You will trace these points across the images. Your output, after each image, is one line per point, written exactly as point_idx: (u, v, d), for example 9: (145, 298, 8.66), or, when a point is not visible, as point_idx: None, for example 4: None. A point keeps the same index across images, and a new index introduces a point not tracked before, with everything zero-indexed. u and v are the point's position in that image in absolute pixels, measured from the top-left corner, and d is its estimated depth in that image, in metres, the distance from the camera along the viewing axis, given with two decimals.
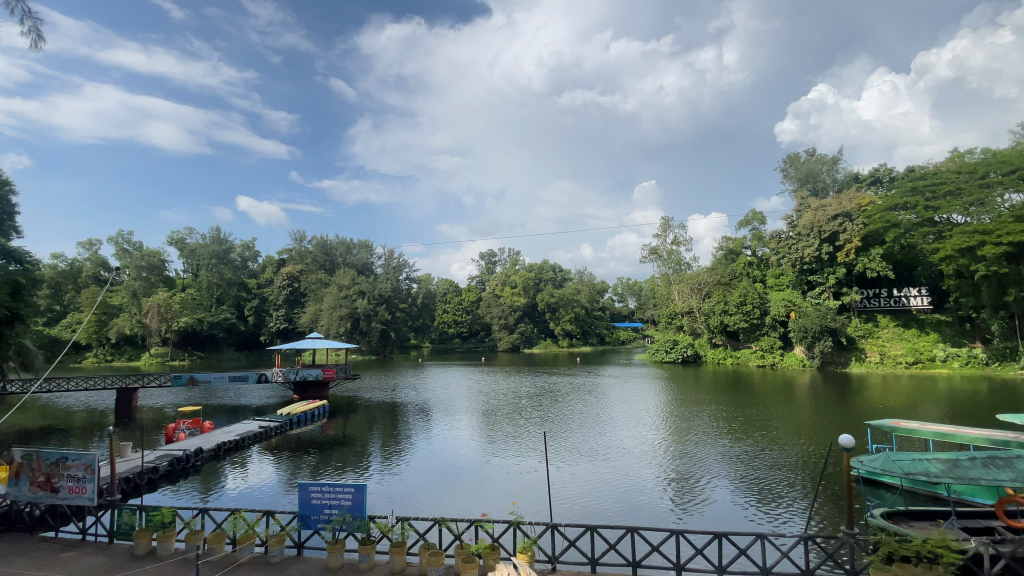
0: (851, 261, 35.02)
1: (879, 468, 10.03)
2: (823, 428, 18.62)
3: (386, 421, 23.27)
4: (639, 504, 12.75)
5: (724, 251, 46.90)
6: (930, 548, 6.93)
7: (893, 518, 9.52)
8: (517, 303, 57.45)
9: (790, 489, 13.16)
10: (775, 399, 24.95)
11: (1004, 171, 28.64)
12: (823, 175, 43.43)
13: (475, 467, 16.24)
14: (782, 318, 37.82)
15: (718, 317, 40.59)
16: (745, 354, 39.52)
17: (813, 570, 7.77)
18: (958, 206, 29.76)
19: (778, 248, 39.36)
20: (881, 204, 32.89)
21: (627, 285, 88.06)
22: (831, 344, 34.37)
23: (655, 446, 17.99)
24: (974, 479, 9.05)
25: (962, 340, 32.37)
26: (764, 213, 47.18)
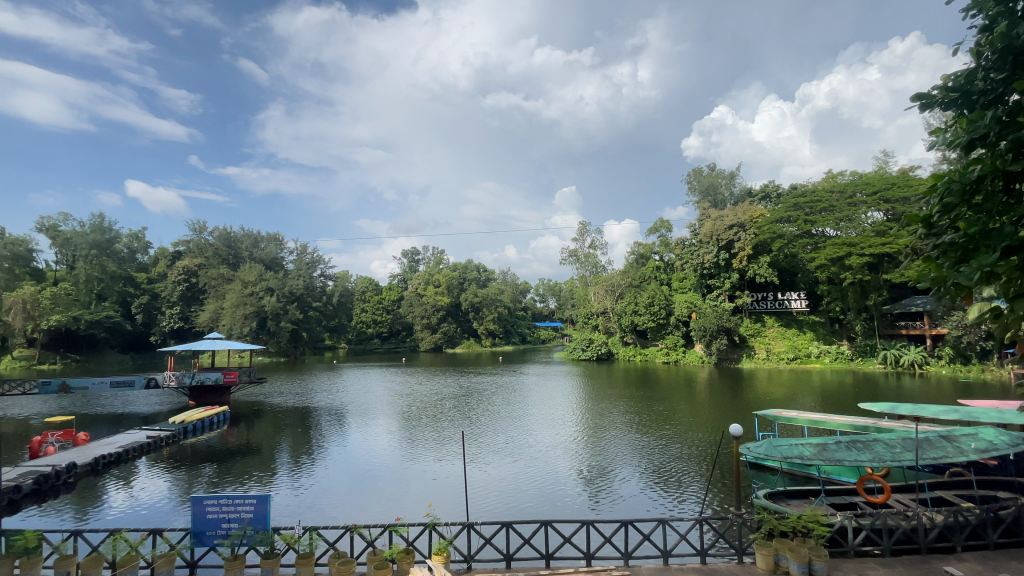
0: (743, 267, 38.53)
1: (763, 453, 11.05)
2: (718, 419, 20.34)
3: (296, 426, 21.95)
4: (555, 498, 13.24)
5: (635, 256, 49.73)
6: (804, 523, 7.81)
7: (774, 498, 10.60)
8: (439, 303, 56.73)
9: (690, 476, 14.24)
10: (679, 393, 26.81)
11: (867, 192, 33.13)
12: (721, 188, 47.51)
13: (392, 471, 15.88)
14: (684, 318, 40.63)
15: (629, 317, 43.19)
16: (652, 352, 42.31)
17: (708, 550, 8.43)
18: (831, 221, 33.57)
19: (683, 254, 42.45)
20: (769, 216, 36.60)
21: (549, 286, 90.35)
22: (726, 342, 37.76)
23: (572, 442, 18.65)
24: (839, 461, 10.36)
25: (833, 338, 36.91)
26: (671, 221, 50.70)
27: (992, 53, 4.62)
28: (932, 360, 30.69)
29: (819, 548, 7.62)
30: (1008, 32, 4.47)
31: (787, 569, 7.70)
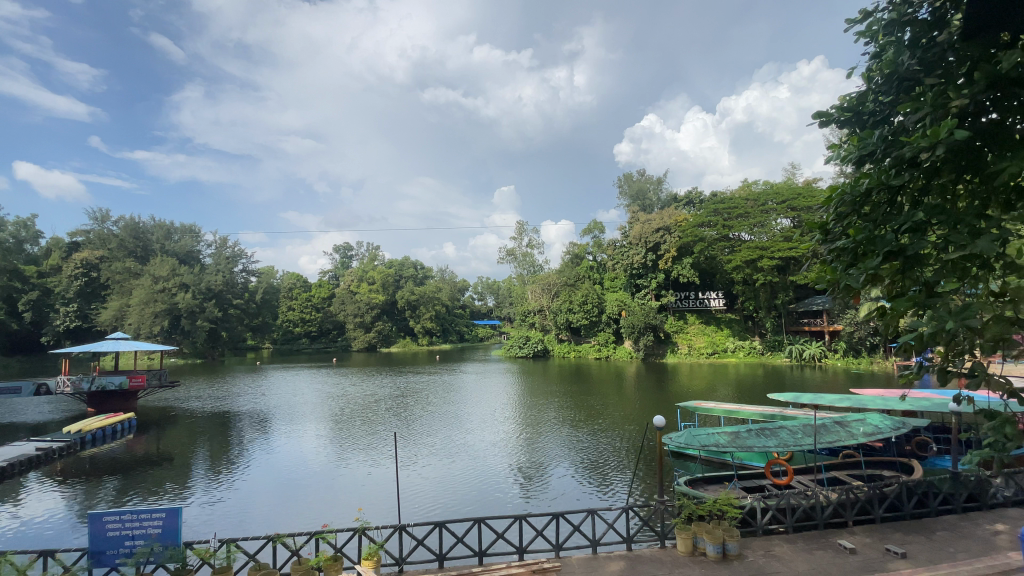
0: (668, 268, 40.73)
1: (684, 442, 11.74)
2: (644, 412, 21.42)
3: (214, 432, 20.52)
4: (489, 495, 13.38)
5: (570, 255, 50.96)
6: (719, 507, 8.40)
7: (694, 484, 11.32)
8: (373, 301, 55.01)
9: (617, 467, 14.88)
10: (610, 388, 27.87)
11: (777, 201, 36.12)
12: (650, 193, 49.92)
13: (321, 477, 15.32)
14: (615, 316, 42.30)
15: (564, 314, 44.32)
16: (585, 348, 43.76)
17: (633, 537, 8.85)
18: (746, 226, 36.38)
19: (614, 255, 44.20)
20: (692, 221, 38.92)
21: (487, 284, 90.39)
22: (652, 338, 39.79)
23: (507, 439, 18.83)
24: (750, 447, 11.24)
25: (746, 334, 40.01)
26: (603, 223, 52.56)
27: (880, 78, 5.19)
28: (830, 353, 33.95)
29: (732, 530, 8.22)
30: (893, 63, 5.06)
31: (704, 550, 8.24)
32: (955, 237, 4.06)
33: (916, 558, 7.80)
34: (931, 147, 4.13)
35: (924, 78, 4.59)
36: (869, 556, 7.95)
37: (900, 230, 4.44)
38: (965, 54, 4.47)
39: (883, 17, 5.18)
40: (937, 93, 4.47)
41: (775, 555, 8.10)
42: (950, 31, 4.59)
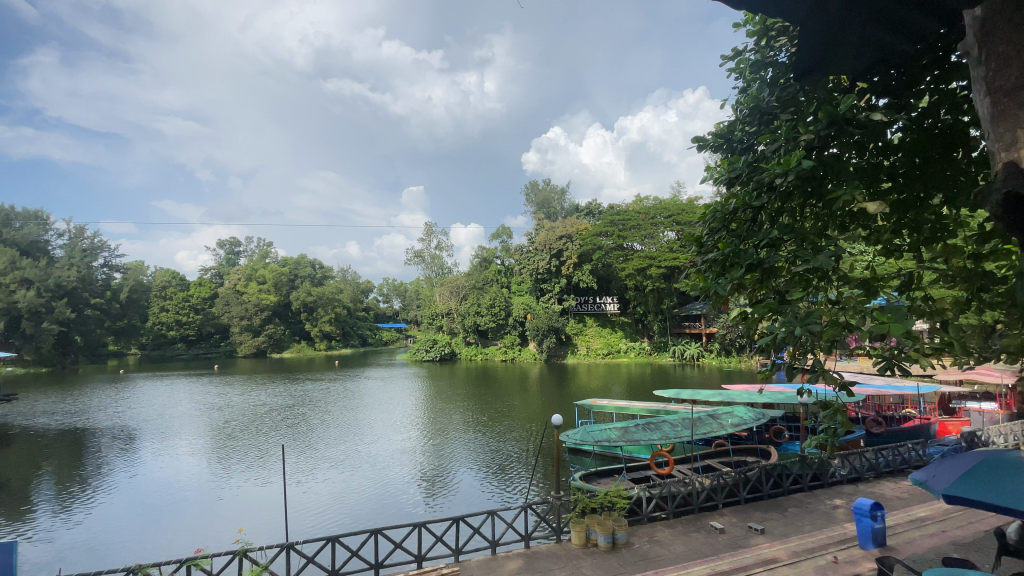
0: (570, 273, 42.66)
1: (579, 439, 12.36)
2: (545, 411, 22.19)
3: (63, 452, 17.68)
4: (389, 504, 13.04)
5: (479, 259, 51.16)
6: (610, 499, 8.95)
7: (587, 479, 11.95)
8: (264, 302, 50.78)
9: (519, 467, 15.23)
10: (514, 390, 28.49)
11: (665, 215, 39.46)
12: (554, 202, 51.87)
13: (199, 497, 13.90)
14: (521, 319, 43.32)
15: (471, 317, 44.36)
16: (491, 351, 44.18)
17: (531, 534, 9.04)
18: (638, 237, 39.38)
19: (521, 259, 45.31)
20: (591, 230, 41.46)
21: (393, 285, 87.60)
22: (555, 340, 41.37)
23: (410, 446, 18.44)
24: (637, 441, 12.12)
25: (637, 336, 43.19)
26: (510, 228, 53.63)
27: (746, 111, 5.90)
28: (706, 353, 37.82)
29: (621, 519, 8.79)
30: (757, 98, 5.78)
31: (596, 541, 8.73)
32: (802, 253, 4.69)
33: (773, 533, 8.91)
34: (784, 174, 4.75)
35: (780, 114, 5.28)
36: (735, 534, 8.95)
37: (759, 245, 5.05)
38: (811, 97, 5.23)
39: (750, 56, 5.91)
40: (790, 128, 5.17)
41: (657, 540, 8.81)
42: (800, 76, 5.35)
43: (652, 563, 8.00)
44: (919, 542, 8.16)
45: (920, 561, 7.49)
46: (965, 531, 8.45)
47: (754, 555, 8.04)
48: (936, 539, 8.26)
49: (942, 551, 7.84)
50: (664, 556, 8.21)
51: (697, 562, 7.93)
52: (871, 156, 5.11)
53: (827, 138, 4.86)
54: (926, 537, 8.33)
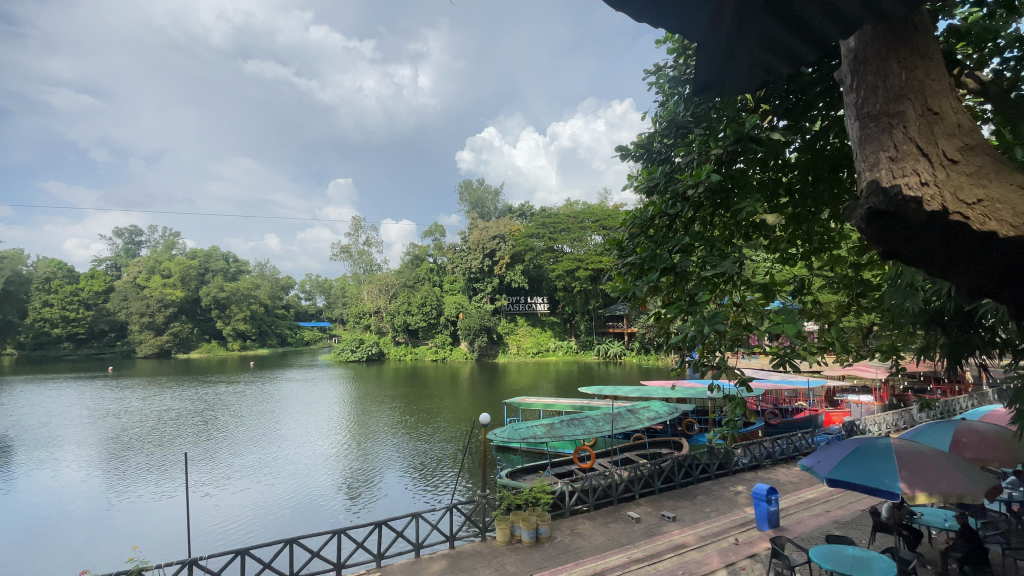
0: (503, 273, 42.97)
1: (506, 437, 12.46)
2: (474, 411, 22.16)
3: None
4: (310, 512, 12.46)
5: (410, 256, 50.04)
6: (534, 494, 9.13)
7: (513, 476, 12.08)
8: (170, 297, 46.34)
9: (447, 467, 15.10)
10: (443, 390, 28.21)
11: (593, 220, 41.06)
12: (488, 202, 52.03)
13: (89, 513, 12.48)
14: (453, 318, 42.89)
15: (401, 316, 43.29)
16: (422, 350, 43.35)
17: (456, 535, 8.95)
18: (567, 240, 40.72)
19: (454, 258, 44.84)
20: (524, 231, 42.13)
21: (317, 282, 83.38)
22: (486, 339, 41.45)
23: (334, 451, 17.70)
24: (562, 437, 12.46)
25: (565, 335, 44.47)
26: (444, 226, 53.09)
27: (664, 124, 6.26)
28: (628, 351, 39.72)
29: (545, 514, 9.01)
30: (674, 114, 6.16)
31: (520, 537, 8.85)
32: (710, 258, 5.04)
33: (683, 519, 9.53)
34: (696, 184, 5.07)
35: (695, 129, 5.64)
36: (650, 522, 9.45)
37: (673, 250, 5.35)
38: (722, 114, 5.63)
39: (670, 72, 6.30)
40: (703, 142, 5.53)
41: (578, 532, 9.11)
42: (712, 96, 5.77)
43: (573, 555, 8.26)
44: (807, 521, 9.08)
45: (807, 539, 8.34)
46: (844, 510, 9.53)
47: (667, 541, 8.54)
48: (820, 518, 9.25)
49: (825, 529, 8.79)
50: (584, 547, 8.50)
51: (615, 551, 8.29)
52: (772, 171, 5.60)
53: (734, 154, 5.22)
54: (813, 517, 9.29)
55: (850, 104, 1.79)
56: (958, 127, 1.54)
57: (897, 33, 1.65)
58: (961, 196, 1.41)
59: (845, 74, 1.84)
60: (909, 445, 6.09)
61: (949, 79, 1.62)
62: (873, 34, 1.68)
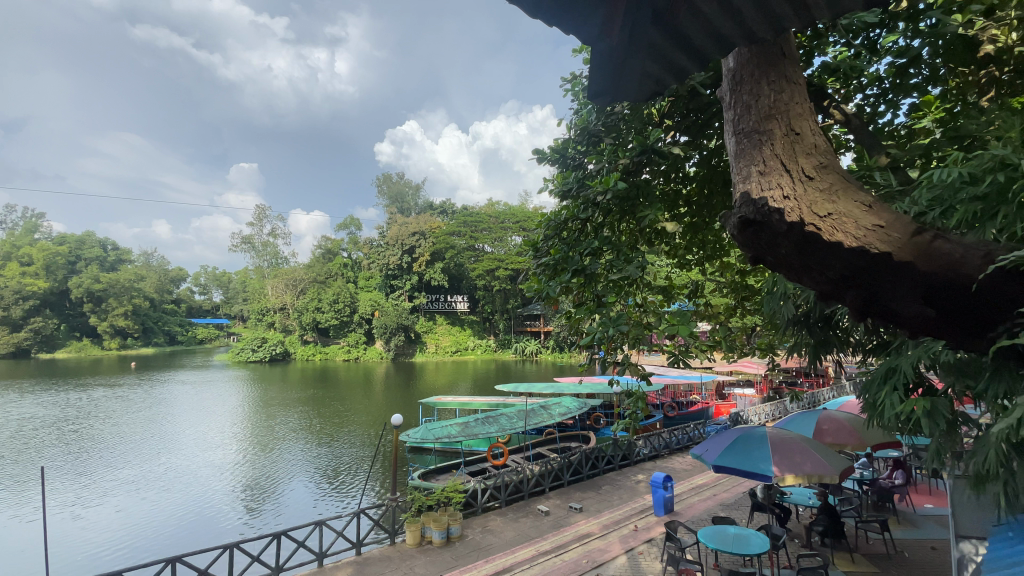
0: (422, 270, 42.13)
1: (419, 438, 12.19)
2: (387, 412, 21.54)
3: None
4: (203, 526, 11.43)
5: (322, 250, 47.43)
6: (446, 494, 9.06)
7: (426, 476, 11.88)
8: (30, 288, 39.93)
9: (357, 471, 14.54)
10: (356, 390, 27.13)
11: (513, 222, 42.99)
12: (408, 197, 50.87)
13: None
14: (367, 316, 41.10)
15: (310, 313, 40.85)
16: (333, 350, 41.02)
17: (364, 541, 8.58)
18: (488, 239, 42.26)
19: (370, 253, 43.17)
20: (444, 229, 42.16)
21: (213, 275, 76.02)
22: (403, 339, 40.32)
23: (231, 458, 16.36)
24: (476, 435, 12.47)
25: (484, 334, 44.76)
26: (360, 220, 51.23)
27: (577, 131, 6.49)
28: (544, 350, 40.89)
29: (456, 514, 8.96)
30: (587, 122, 6.41)
31: (431, 539, 8.72)
32: (616, 262, 5.29)
33: (589, 510, 9.96)
34: (604, 192, 5.31)
35: (605, 138, 5.89)
36: (558, 515, 9.77)
37: (583, 253, 5.55)
38: (630, 126, 5.94)
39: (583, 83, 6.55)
40: (613, 151, 5.80)
41: (489, 529, 9.18)
42: (622, 107, 6.08)
43: (484, 552, 8.29)
44: (697, 505, 9.90)
45: (697, 521, 9.09)
46: (729, 493, 10.51)
47: (573, 532, 8.86)
48: (708, 501, 10.14)
49: (712, 511, 9.64)
50: (495, 543, 8.57)
51: (524, 545, 8.45)
52: (674, 182, 6.00)
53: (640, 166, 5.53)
54: (703, 500, 10.14)
55: (728, 121, 1.93)
56: (815, 147, 1.72)
57: (767, 58, 1.82)
58: (815, 210, 1.58)
59: (724, 92, 1.99)
60: (780, 432, 6.83)
61: (811, 104, 1.80)
62: (748, 56, 1.82)
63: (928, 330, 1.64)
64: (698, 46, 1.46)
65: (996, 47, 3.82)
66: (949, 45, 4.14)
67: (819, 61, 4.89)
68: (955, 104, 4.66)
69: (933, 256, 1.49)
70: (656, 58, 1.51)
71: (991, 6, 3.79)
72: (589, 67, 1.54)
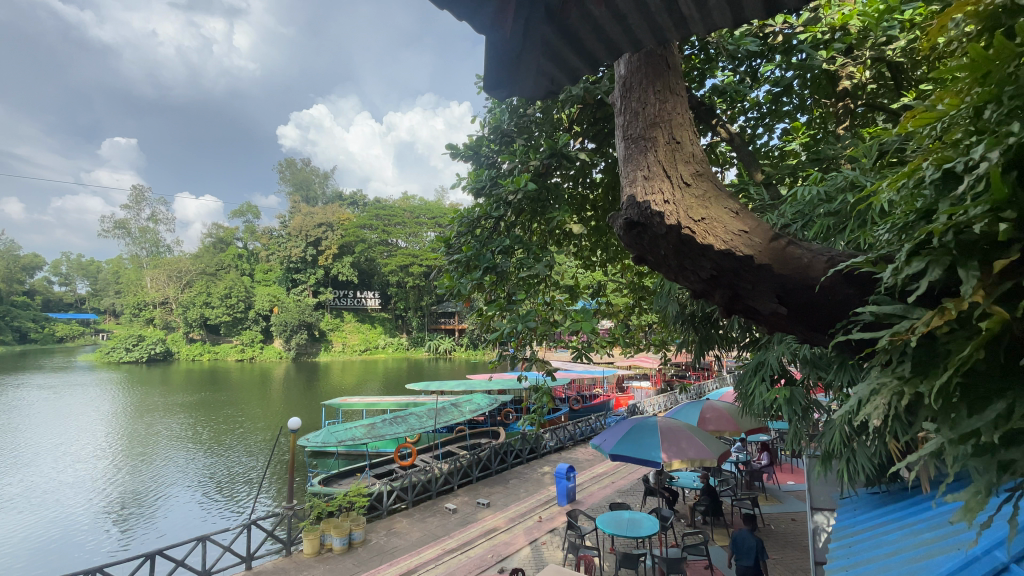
0: (328, 264, 39.98)
1: (321, 442, 11.49)
2: (287, 415, 20.25)
3: None
4: (62, 549, 9.98)
5: (214, 239, 43.30)
6: (349, 498, 8.70)
7: (328, 482, 11.26)
8: None
9: (251, 479, 13.53)
10: (251, 392, 25.16)
11: (428, 217, 42.51)
12: (315, 185, 48.09)
13: None
14: (265, 312, 38.09)
15: (198, 308, 37.01)
16: (224, 350, 37.33)
17: (258, 552, 7.97)
18: (402, 233, 41.39)
19: (270, 244, 40.17)
20: (354, 221, 40.58)
21: (77, 265, 66.06)
22: (305, 336, 37.78)
23: (98, 470, 14.43)
24: (382, 436, 12.08)
25: (395, 332, 43.41)
26: (259, 208, 47.57)
27: (490, 130, 6.49)
28: (457, 347, 40.71)
29: (359, 518, 8.63)
30: (499, 121, 6.44)
31: (331, 546, 8.30)
32: (527, 261, 5.38)
33: (496, 504, 10.07)
34: (515, 191, 5.36)
35: (518, 139, 5.96)
36: (466, 511, 9.77)
37: (495, 251, 5.57)
38: (541, 129, 6.07)
39: None
40: (525, 152, 5.89)
41: (394, 531, 8.93)
42: (533, 110, 6.20)
43: (388, 555, 8.04)
44: (597, 493, 10.42)
45: (596, 508, 9.56)
46: (625, 480, 11.19)
47: (479, 528, 8.91)
48: (607, 489, 10.71)
49: (610, 497, 10.20)
50: (399, 546, 8.35)
51: (430, 545, 8.33)
52: (582, 185, 6.24)
53: (550, 168, 5.68)
54: (602, 488, 10.69)
55: (618, 126, 2.04)
56: (693, 156, 1.85)
57: (653, 69, 1.95)
58: (691, 215, 1.72)
59: (615, 97, 2.09)
60: (670, 421, 7.38)
61: (689, 114, 1.95)
62: (637, 64, 1.95)
63: (781, 325, 1.79)
64: (589, 49, 1.52)
65: (852, 82, 4.41)
66: (815, 79, 4.71)
67: (710, 83, 5.34)
68: (818, 131, 5.33)
69: (787, 260, 1.67)
70: (552, 57, 1.55)
71: (849, 46, 4.34)
72: (485, 60, 1.53)
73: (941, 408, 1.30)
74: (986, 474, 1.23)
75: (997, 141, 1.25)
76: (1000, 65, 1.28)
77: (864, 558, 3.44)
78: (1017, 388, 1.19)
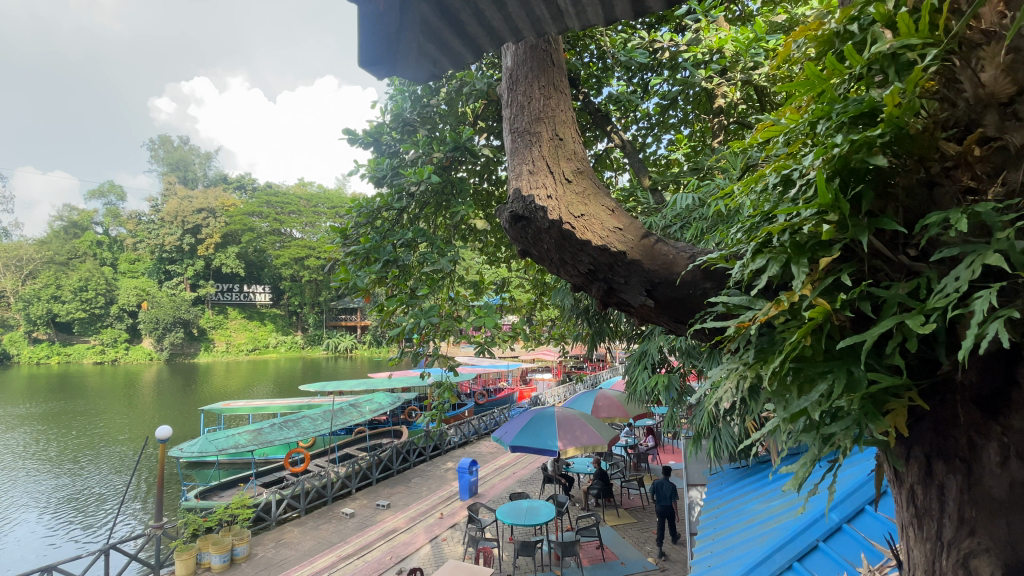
0: (210, 255, 36.21)
1: (197, 452, 10.34)
2: (160, 423, 18.07)
3: None
4: None
5: (65, 223, 37.39)
6: (230, 511, 7.95)
7: (206, 495, 10.21)
8: None
9: (113, 496, 11.89)
10: (114, 399, 22.10)
11: (327, 207, 40.51)
12: (194, 166, 43.39)
13: None
14: (131, 309, 33.53)
15: (43, 303, 31.71)
16: (78, 351, 32.33)
17: None
18: (298, 223, 39.53)
19: (137, 231, 35.54)
20: (241, 207, 37.35)
21: None
22: (181, 335, 33.79)
23: None
24: (271, 442, 11.21)
25: (289, 329, 40.61)
26: (123, 189, 41.90)
27: (392, 118, 6.21)
28: (359, 345, 39.20)
29: (243, 531, 7.93)
30: (401, 110, 6.20)
31: (208, 565, 7.54)
32: (430, 254, 5.26)
33: (397, 505, 9.82)
34: (418, 183, 5.17)
35: (422, 130, 5.79)
36: (364, 514, 9.40)
37: (397, 243, 5.36)
38: (445, 122, 5.97)
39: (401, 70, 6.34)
40: (428, 142, 5.74)
41: (283, 542, 8.33)
42: (437, 101, 6.07)
43: (276, 569, 7.48)
44: (499, 485, 10.57)
45: (498, 500, 9.69)
46: (526, 470, 11.49)
47: (378, 530, 8.62)
48: (509, 480, 10.92)
49: (511, 488, 10.41)
50: (290, 557, 7.81)
51: (324, 553, 7.90)
52: (487, 180, 6.25)
53: (455, 161, 5.60)
54: (504, 480, 10.88)
55: (506, 118, 2.05)
56: (574, 153, 1.91)
57: (541, 66, 2.00)
58: (571, 211, 1.77)
59: (503, 91, 2.11)
60: (566, 411, 7.67)
61: (573, 113, 2.01)
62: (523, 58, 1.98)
63: (650, 317, 1.89)
64: (471, 34, 1.50)
65: (726, 101, 4.89)
66: (695, 94, 5.14)
67: (606, 91, 5.58)
68: (698, 143, 5.84)
69: (656, 257, 1.77)
70: (431, 37, 1.49)
71: (724, 68, 4.80)
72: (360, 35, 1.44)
73: (776, 390, 1.44)
74: (812, 445, 1.39)
75: (823, 152, 1.41)
76: (833, 83, 1.46)
77: (729, 525, 3.84)
78: (835, 368, 1.34)
